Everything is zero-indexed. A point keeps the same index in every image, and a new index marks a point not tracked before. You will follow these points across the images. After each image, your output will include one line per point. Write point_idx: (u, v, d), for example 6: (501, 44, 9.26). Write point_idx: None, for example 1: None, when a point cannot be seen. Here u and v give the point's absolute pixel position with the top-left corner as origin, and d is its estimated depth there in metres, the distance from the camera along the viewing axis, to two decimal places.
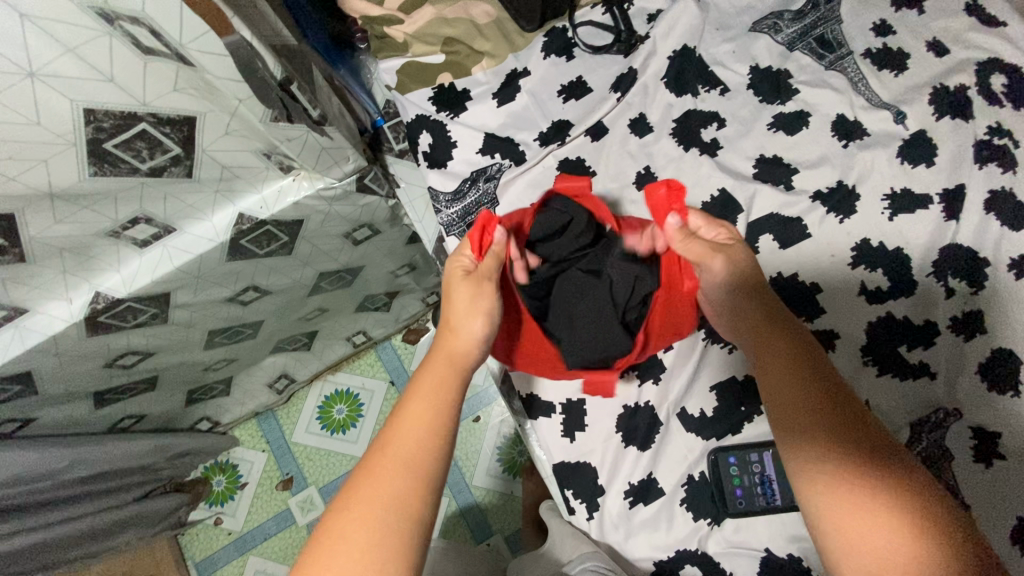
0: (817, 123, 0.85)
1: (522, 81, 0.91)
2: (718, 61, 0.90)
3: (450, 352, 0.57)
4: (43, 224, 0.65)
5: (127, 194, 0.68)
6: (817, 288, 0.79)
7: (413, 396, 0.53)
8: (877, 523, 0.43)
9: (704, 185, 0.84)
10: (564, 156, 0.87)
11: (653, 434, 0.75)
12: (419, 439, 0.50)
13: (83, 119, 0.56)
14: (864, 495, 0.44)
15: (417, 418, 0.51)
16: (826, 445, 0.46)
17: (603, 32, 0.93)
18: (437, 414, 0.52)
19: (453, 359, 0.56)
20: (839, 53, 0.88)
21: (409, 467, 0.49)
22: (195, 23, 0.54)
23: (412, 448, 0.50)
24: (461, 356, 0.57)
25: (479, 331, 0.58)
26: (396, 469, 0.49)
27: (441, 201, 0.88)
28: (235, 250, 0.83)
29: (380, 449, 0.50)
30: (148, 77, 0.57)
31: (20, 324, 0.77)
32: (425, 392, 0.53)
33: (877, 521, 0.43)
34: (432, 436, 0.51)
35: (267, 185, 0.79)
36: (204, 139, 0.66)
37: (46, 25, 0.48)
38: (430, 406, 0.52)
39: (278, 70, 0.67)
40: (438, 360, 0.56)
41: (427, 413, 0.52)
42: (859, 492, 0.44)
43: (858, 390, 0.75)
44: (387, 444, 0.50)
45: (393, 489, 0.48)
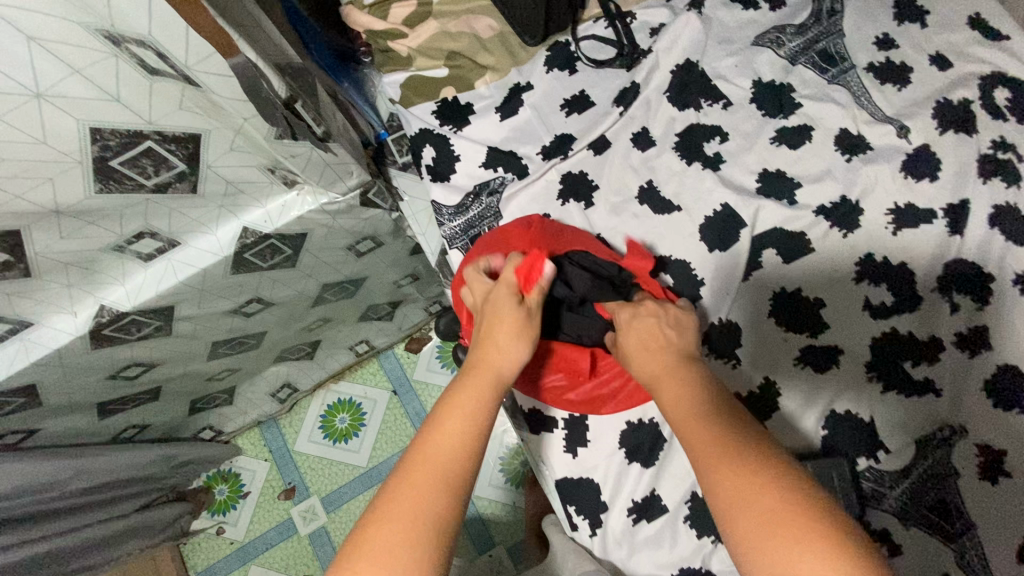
0: (820, 137, 0.85)
1: (525, 95, 0.92)
2: (721, 75, 0.90)
3: (491, 369, 0.56)
4: (49, 240, 0.66)
5: (132, 210, 0.68)
6: (821, 303, 0.79)
7: (452, 411, 0.52)
8: (784, 536, 0.42)
9: (707, 200, 0.84)
10: (566, 170, 0.87)
11: (656, 450, 0.75)
12: (461, 456, 0.49)
13: (90, 139, 0.57)
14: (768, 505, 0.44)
15: (456, 435, 0.50)
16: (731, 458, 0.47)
17: (606, 46, 0.93)
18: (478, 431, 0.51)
19: (492, 381, 0.55)
20: (842, 67, 0.88)
21: (448, 484, 0.48)
22: (201, 46, 0.54)
23: (450, 464, 0.49)
24: (500, 375, 0.56)
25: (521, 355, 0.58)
26: (435, 487, 0.47)
27: (445, 214, 0.89)
28: (239, 263, 0.84)
29: (416, 464, 0.49)
30: (154, 97, 0.57)
31: (25, 337, 0.77)
32: (467, 409, 0.52)
33: (782, 538, 0.42)
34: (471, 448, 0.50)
35: (271, 200, 0.79)
36: (209, 155, 0.67)
37: (53, 47, 0.49)
38: (471, 424, 0.51)
39: (283, 89, 0.66)
40: (478, 377, 0.55)
41: (468, 430, 0.51)
42: (763, 504, 0.44)
43: (863, 407, 0.74)
44: (426, 462, 0.49)
45: (432, 507, 0.46)
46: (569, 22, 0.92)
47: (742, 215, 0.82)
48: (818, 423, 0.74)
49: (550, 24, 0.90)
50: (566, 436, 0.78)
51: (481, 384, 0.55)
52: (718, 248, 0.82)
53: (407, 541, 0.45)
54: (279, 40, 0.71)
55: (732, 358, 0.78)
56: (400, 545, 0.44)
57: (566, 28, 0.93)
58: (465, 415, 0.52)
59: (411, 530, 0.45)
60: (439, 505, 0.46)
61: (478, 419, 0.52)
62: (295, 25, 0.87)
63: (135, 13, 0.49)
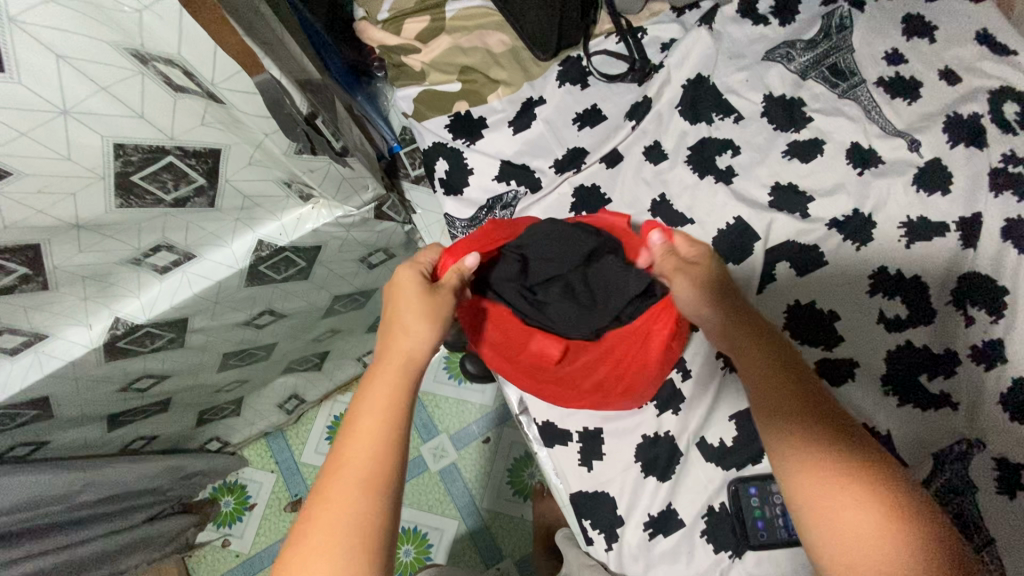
0: (832, 151, 0.86)
1: (538, 109, 0.92)
2: (732, 89, 0.91)
3: (404, 357, 0.52)
4: (68, 253, 0.66)
5: (150, 223, 0.69)
6: (836, 316, 0.79)
7: (357, 409, 0.49)
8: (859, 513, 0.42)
9: (720, 213, 0.84)
10: (579, 184, 0.88)
11: (672, 464, 0.75)
12: (375, 454, 0.46)
13: (113, 154, 0.57)
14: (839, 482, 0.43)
15: (374, 431, 0.47)
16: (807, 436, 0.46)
17: (617, 61, 0.94)
18: (391, 426, 0.48)
19: (404, 368, 0.52)
20: (852, 82, 0.89)
21: (367, 483, 0.45)
22: (227, 64, 0.56)
23: (373, 461, 0.46)
24: (415, 361, 0.52)
25: (428, 331, 0.53)
26: (354, 490, 0.45)
27: (458, 227, 0.89)
28: (253, 275, 0.84)
29: (330, 475, 0.46)
30: (177, 113, 0.58)
31: (39, 350, 0.77)
32: (375, 406, 0.48)
33: (854, 511, 0.42)
34: (384, 442, 0.47)
35: (287, 213, 0.80)
36: (228, 169, 0.67)
37: (81, 65, 0.49)
38: (384, 420, 0.48)
39: (303, 105, 0.68)
40: (387, 366, 0.51)
41: (380, 425, 0.48)
42: (836, 485, 0.43)
43: (878, 420, 0.74)
44: (339, 471, 0.46)
45: (356, 511, 0.44)
46: (581, 37, 0.93)
47: (755, 228, 0.83)
48: None
49: (562, 39, 0.91)
50: (580, 449, 0.79)
51: (388, 376, 0.51)
52: (731, 261, 0.82)
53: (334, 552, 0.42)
54: (299, 55, 0.72)
55: None
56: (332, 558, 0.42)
57: (578, 44, 0.94)
58: (377, 410, 0.48)
59: (339, 539, 0.43)
60: (361, 507, 0.44)
61: (389, 409, 0.48)
62: (311, 41, 0.88)
63: (164, 34, 0.51)
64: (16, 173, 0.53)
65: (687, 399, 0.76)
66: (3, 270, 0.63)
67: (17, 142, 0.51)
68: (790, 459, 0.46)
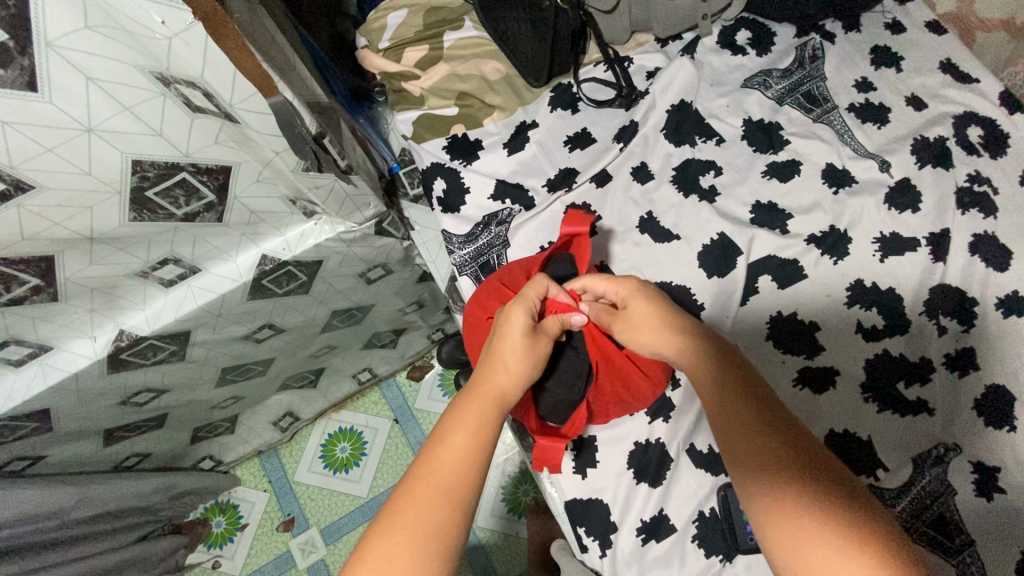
0: (808, 171, 0.91)
1: (531, 132, 0.97)
2: (713, 114, 0.96)
3: (495, 389, 0.58)
4: (80, 265, 0.69)
5: (160, 238, 0.72)
6: (816, 326, 0.83)
7: (451, 424, 0.55)
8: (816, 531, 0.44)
9: (704, 229, 0.89)
10: (571, 202, 0.92)
11: (663, 470, 0.77)
12: (465, 473, 0.51)
13: (130, 170, 0.61)
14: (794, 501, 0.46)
15: (463, 450, 0.53)
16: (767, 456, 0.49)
17: (606, 87, 0.99)
18: (478, 449, 0.53)
19: (492, 400, 0.57)
20: (825, 107, 0.95)
21: (452, 502, 0.50)
22: (245, 86, 0.59)
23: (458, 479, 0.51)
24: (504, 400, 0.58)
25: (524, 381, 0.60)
26: (440, 500, 0.49)
27: (454, 243, 0.93)
28: (256, 289, 0.86)
29: (420, 476, 0.51)
30: (193, 132, 0.61)
31: (44, 361, 0.79)
32: (466, 427, 0.54)
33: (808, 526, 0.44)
34: (474, 466, 0.52)
35: (290, 229, 0.83)
36: (237, 187, 0.71)
37: (109, 87, 0.53)
38: (472, 443, 0.53)
39: (313, 125, 0.71)
40: (480, 397, 0.57)
41: (467, 445, 0.53)
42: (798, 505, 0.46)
43: (860, 426, 0.77)
44: (433, 473, 0.51)
45: (438, 519, 0.49)
46: (571, 66, 0.99)
47: (738, 242, 0.87)
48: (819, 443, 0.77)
49: (554, 68, 0.97)
50: (575, 457, 0.80)
51: (478, 401, 0.57)
52: (716, 274, 0.86)
53: (414, 552, 0.47)
54: (310, 82, 0.77)
55: None
56: (413, 554, 0.47)
57: (569, 73, 0.99)
58: (468, 431, 0.54)
59: (419, 542, 0.47)
60: (444, 519, 0.49)
61: (480, 437, 0.54)
62: (317, 68, 0.94)
63: (189, 57, 0.54)
64: (39, 187, 0.56)
65: (676, 407, 0.78)
66: (17, 281, 0.65)
67: (44, 157, 0.54)
68: (758, 487, 0.48)
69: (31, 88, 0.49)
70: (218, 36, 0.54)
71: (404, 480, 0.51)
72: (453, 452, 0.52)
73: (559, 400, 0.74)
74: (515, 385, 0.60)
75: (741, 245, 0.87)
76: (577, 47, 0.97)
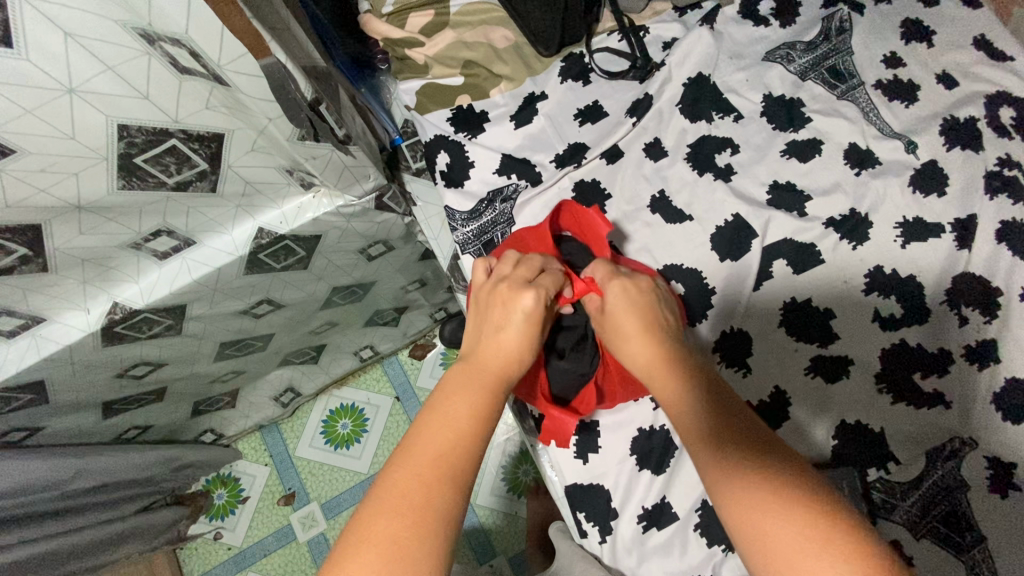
0: (829, 151, 0.87)
1: (540, 104, 0.93)
2: (732, 89, 0.92)
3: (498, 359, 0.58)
4: (69, 235, 0.66)
5: (152, 208, 0.69)
6: (831, 314, 0.79)
7: (445, 403, 0.53)
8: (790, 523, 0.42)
9: (718, 210, 0.85)
10: (580, 178, 0.88)
11: (667, 458, 0.75)
12: (458, 438, 0.50)
13: (116, 135, 0.57)
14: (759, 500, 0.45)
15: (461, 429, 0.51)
16: (741, 465, 0.47)
17: (620, 58, 0.94)
18: (473, 425, 0.51)
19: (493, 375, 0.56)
20: (851, 84, 0.90)
21: (445, 462, 0.48)
22: (234, 45, 0.55)
23: (453, 443, 0.50)
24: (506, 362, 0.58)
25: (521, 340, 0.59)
26: (438, 480, 0.47)
27: (458, 219, 0.90)
28: (253, 263, 0.84)
29: (415, 454, 0.49)
30: (182, 97, 0.58)
31: (38, 333, 0.78)
32: (462, 400, 0.53)
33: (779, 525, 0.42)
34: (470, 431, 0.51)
35: (288, 201, 0.80)
36: (230, 155, 0.67)
37: (89, 44, 0.49)
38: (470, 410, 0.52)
39: (309, 90, 0.67)
40: (479, 366, 0.57)
41: (462, 423, 0.51)
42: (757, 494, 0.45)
43: (873, 417, 0.74)
44: (427, 453, 0.49)
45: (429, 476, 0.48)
46: (583, 35, 0.94)
47: (753, 225, 0.83)
48: (829, 434, 0.74)
49: (565, 37, 0.92)
50: (577, 442, 0.78)
51: (473, 376, 0.56)
52: (729, 257, 0.82)
53: (405, 510, 0.46)
54: (308, 46, 0.73)
55: (743, 367, 0.78)
56: (408, 533, 0.45)
57: (580, 43, 0.95)
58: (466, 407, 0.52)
59: (415, 524, 0.45)
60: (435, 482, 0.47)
61: (477, 402, 0.53)
62: (317, 33, 0.89)
63: (172, 11, 0.50)
64: (20, 151, 0.53)
65: None
66: (3, 249, 0.63)
67: (22, 119, 0.51)
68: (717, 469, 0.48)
69: (6, 43, 0.45)
70: None
71: (394, 461, 0.49)
72: (447, 419, 0.51)
73: (561, 381, 0.74)
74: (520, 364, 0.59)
75: (756, 227, 0.83)
76: (589, 14, 0.92)
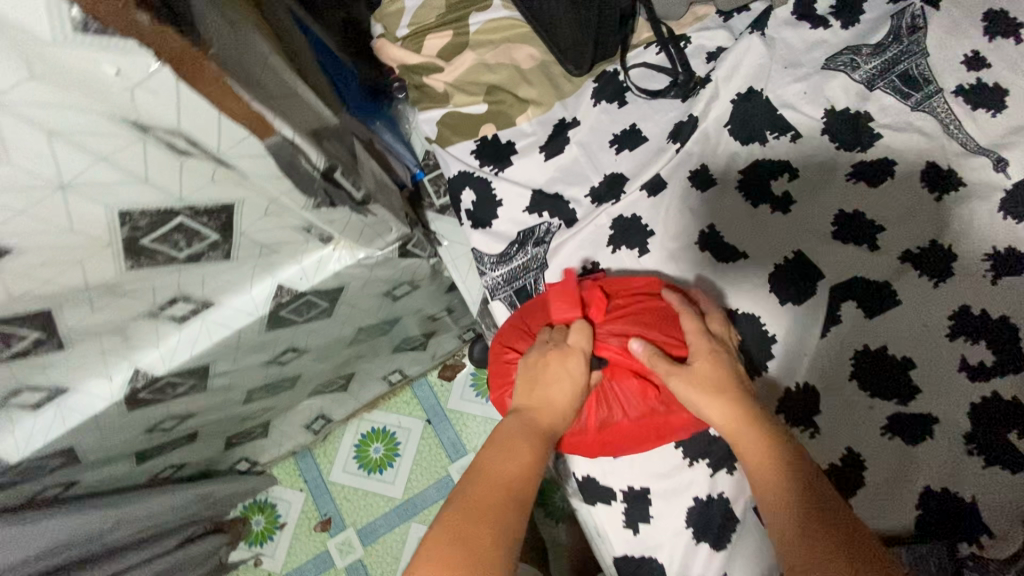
0: (903, 173, 0.76)
1: (572, 131, 0.85)
2: (787, 103, 0.82)
3: (546, 407, 0.59)
4: (81, 314, 0.63)
5: (164, 280, 0.65)
6: (911, 363, 0.69)
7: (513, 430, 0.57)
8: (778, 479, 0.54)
9: (776, 247, 0.76)
10: (618, 215, 0.80)
11: (727, 531, 0.68)
12: (529, 447, 0.56)
13: (118, 222, 0.53)
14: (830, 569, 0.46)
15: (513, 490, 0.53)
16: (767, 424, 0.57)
17: (659, 74, 0.86)
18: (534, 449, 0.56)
19: (536, 427, 0.58)
20: (926, 92, 0.79)
21: (517, 465, 0.54)
22: (235, 131, 0.49)
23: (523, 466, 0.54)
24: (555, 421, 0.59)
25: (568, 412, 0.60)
26: (490, 518, 0.49)
27: (487, 263, 0.84)
28: (274, 320, 0.80)
29: (484, 481, 0.52)
30: (184, 174, 0.52)
31: (61, 403, 0.76)
32: (529, 429, 0.57)
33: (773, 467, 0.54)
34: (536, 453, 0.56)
35: (307, 255, 0.76)
36: (242, 223, 0.62)
37: (76, 138, 0.44)
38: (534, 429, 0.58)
39: (321, 161, 0.61)
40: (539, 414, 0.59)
41: (510, 480, 0.53)
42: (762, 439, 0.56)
43: (962, 486, 0.64)
44: (484, 505, 0.50)
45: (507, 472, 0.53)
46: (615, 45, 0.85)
47: (817, 263, 0.75)
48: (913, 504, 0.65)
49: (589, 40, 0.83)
50: (626, 511, 0.73)
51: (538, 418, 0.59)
52: (791, 301, 0.74)
53: (488, 515, 0.49)
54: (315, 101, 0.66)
55: (809, 427, 0.71)
56: (489, 530, 0.48)
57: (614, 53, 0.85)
58: (516, 462, 0.55)
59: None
60: (509, 475, 0.53)
61: (537, 434, 0.57)
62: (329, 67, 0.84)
63: (160, 106, 0.44)
64: (16, 248, 0.49)
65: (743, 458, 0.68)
66: (15, 336, 0.60)
67: (14, 220, 0.47)
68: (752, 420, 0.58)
69: None
70: (195, 82, 0.44)
71: (453, 500, 0.51)
72: (518, 435, 0.57)
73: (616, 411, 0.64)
74: (565, 414, 0.60)
75: (819, 266, 0.74)
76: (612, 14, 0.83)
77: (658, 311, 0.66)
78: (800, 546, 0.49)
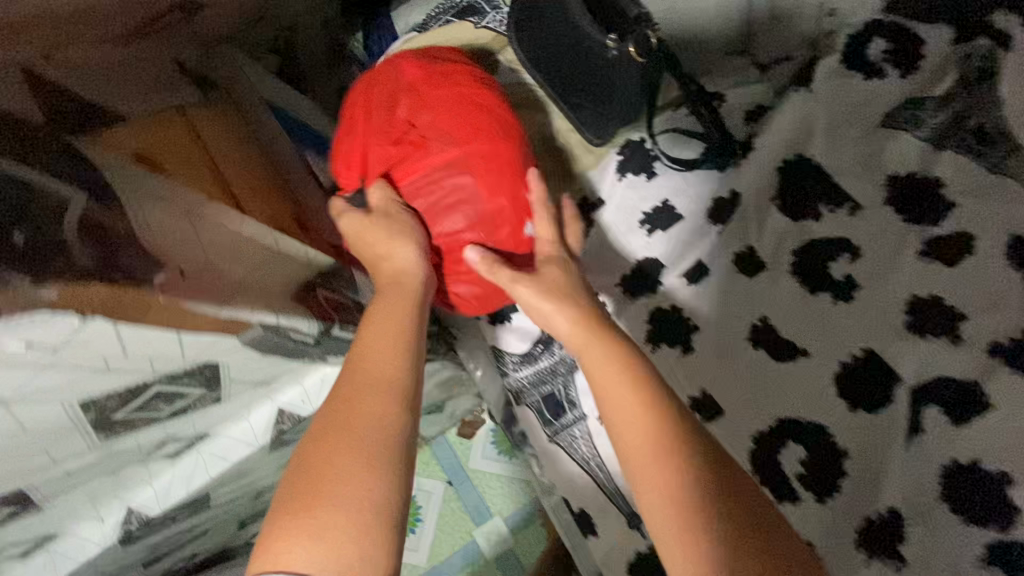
0: (988, 246, 0.64)
1: (596, 213, 0.75)
2: (842, 169, 0.71)
3: (401, 322, 0.54)
4: (57, 480, 0.55)
5: (148, 433, 0.57)
6: (1010, 480, 0.56)
7: (353, 415, 0.47)
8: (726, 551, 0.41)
9: (841, 344, 0.66)
10: (656, 308, 0.70)
11: None
12: (379, 427, 0.47)
13: (81, 411, 0.45)
14: (671, 479, 0.44)
15: (378, 406, 0.48)
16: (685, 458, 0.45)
17: (691, 140, 0.76)
18: (380, 430, 0.47)
19: (402, 287, 0.56)
20: (999, 151, 0.67)
21: (355, 453, 0.46)
22: (201, 343, 0.47)
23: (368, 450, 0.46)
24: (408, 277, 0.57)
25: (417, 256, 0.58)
26: (341, 525, 0.43)
27: (508, 364, 0.74)
28: (278, 445, 0.72)
29: (325, 465, 0.45)
30: (154, 357, 0.45)
31: (52, 548, 0.66)
32: (363, 407, 0.48)
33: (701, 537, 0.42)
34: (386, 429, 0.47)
35: (308, 376, 0.68)
36: (231, 372, 0.54)
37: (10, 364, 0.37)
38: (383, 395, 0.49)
39: (312, 328, 0.56)
40: (390, 322, 0.53)
41: (362, 457, 0.45)
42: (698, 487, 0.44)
43: None
44: (355, 444, 0.46)
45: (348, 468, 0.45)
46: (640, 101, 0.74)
47: (892, 364, 0.64)
48: None
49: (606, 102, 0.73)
50: None
51: (386, 334, 0.52)
52: (863, 408, 0.64)
53: (314, 520, 0.43)
54: (296, 248, 0.60)
55: (895, 558, 0.59)
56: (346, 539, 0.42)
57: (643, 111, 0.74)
58: (383, 358, 0.51)
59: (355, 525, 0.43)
60: (350, 469, 0.45)
61: (387, 392, 0.49)
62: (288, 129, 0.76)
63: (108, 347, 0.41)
64: None
65: None
66: None
67: None
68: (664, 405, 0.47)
69: None
70: (143, 317, 0.42)
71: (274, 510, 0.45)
72: (362, 415, 0.47)
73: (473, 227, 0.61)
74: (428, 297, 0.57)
75: (896, 368, 0.64)
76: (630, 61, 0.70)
77: (506, 210, 0.61)
78: (664, 506, 0.43)
